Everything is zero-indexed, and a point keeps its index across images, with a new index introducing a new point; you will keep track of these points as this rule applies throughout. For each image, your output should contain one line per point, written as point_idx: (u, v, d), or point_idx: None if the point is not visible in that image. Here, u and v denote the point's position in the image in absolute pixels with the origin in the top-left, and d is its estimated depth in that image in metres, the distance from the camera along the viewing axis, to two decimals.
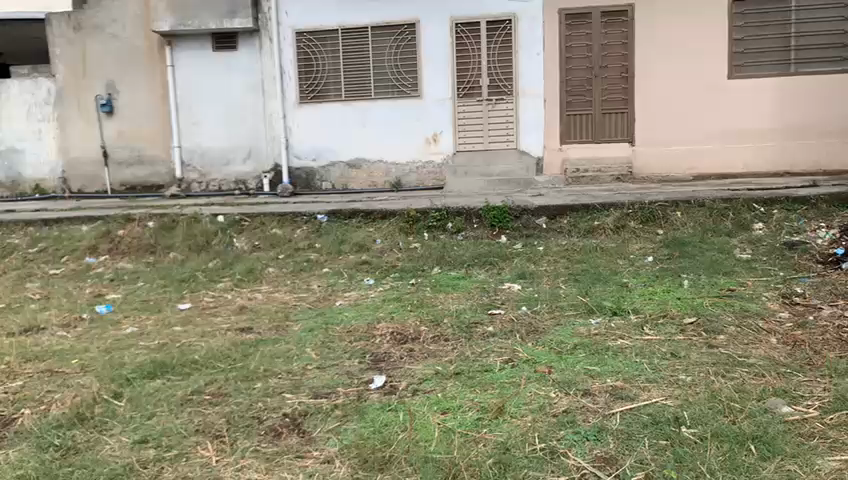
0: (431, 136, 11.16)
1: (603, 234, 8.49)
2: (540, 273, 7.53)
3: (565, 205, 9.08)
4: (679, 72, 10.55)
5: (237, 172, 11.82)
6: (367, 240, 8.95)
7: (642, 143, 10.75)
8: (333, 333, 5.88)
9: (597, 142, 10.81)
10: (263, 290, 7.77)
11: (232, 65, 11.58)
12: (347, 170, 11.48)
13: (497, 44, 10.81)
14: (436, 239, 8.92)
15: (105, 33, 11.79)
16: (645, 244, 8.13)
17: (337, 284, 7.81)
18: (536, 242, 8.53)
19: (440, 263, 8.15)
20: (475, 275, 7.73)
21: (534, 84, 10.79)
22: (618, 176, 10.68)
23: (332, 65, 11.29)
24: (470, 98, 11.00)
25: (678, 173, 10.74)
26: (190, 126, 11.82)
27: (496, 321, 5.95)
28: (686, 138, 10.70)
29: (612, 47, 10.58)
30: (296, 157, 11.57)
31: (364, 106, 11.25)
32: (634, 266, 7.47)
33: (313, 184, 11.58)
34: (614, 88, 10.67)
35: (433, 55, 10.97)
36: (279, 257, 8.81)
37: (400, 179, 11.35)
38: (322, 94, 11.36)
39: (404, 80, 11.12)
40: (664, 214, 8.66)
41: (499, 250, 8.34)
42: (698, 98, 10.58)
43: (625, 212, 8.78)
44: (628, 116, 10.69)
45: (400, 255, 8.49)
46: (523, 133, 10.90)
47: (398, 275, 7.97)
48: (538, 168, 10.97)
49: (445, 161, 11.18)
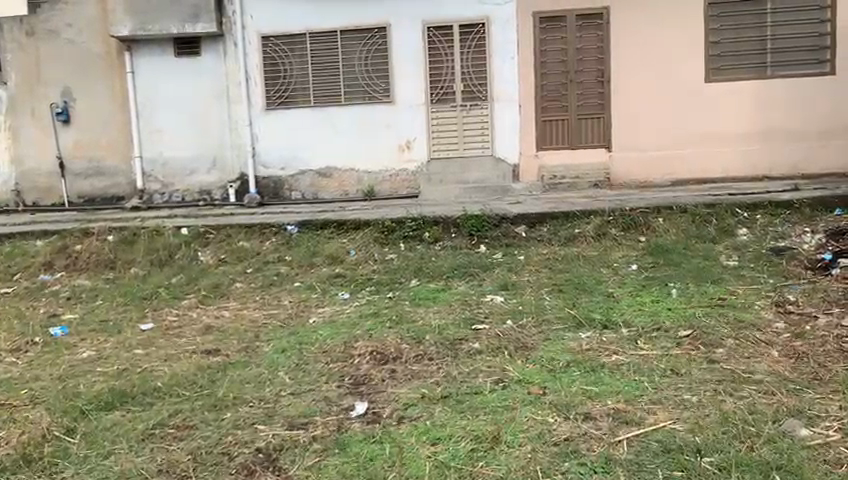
0: (404, 142, 10.83)
1: (585, 242, 8.21)
2: (523, 284, 7.21)
3: (544, 212, 8.80)
4: (655, 75, 10.36)
5: (201, 182, 11.34)
6: (340, 251, 8.56)
7: (620, 148, 10.52)
8: (307, 354, 5.48)
9: (574, 147, 10.56)
10: (231, 307, 7.35)
11: (195, 71, 11.12)
12: (317, 178, 11.07)
13: (470, 48, 10.53)
14: (412, 249, 8.57)
15: (60, 39, 11.26)
16: (628, 252, 7.87)
17: (310, 298, 7.41)
18: (516, 251, 8.23)
19: (417, 275, 7.80)
20: (455, 287, 7.38)
21: (509, 89, 10.52)
22: (595, 183, 10.45)
23: (300, 70, 10.90)
24: (443, 104, 10.69)
25: (657, 179, 10.53)
26: (152, 134, 11.32)
27: (481, 337, 5.62)
28: (664, 143, 10.51)
29: (587, 51, 10.38)
30: (264, 166, 11.14)
31: (334, 113, 10.88)
32: (618, 275, 7.19)
33: (282, 194, 11.15)
34: (590, 93, 10.45)
35: (405, 59, 10.65)
36: (247, 271, 8.38)
37: (372, 188, 10.97)
38: (290, 100, 10.96)
39: (375, 85, 10.77)
40: (645, 221, 8.43)
41: (479, 260, 8.02)
42: (675, 102, 10.41)
43: (606, 219, 8.52)
44: (605, 121, 10.47)
45: (375, 267, 8.12)
46: (499, 139, 10.62)
47: (374, 288, 7.59)
48: (514, 175, 10.67)
49: (418, 168, 10.85)
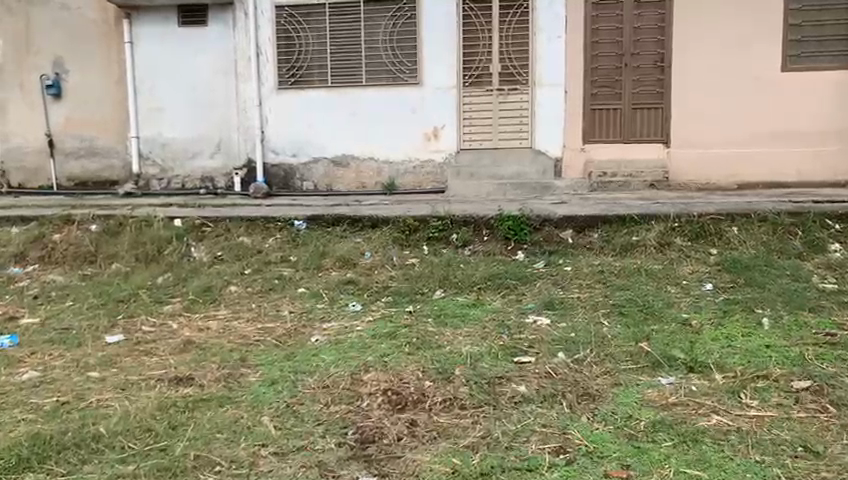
0: (431, 131, 9.56)
1: (644, 254, 6.91)
2: (573, 303, 5.93)
3: (595, 215, 7.44)
4: (724, 61, 9.00)
5: (203, 168, 10.15)
6: (354, 253, 7.32)
7: (679, 145, 9.18)
8: (302, 391, 4.23)
9: (626, 141, 9.23)
10: (221, 317, 6.13)
11: (200, 44, 9.92)
12: (332, 168, 9.85)
13: (511, 24, 9.23)
14: (438, 254, 7.30)
15: (53, 3, 10.12)
16: (697, 267, 6.57)
17: (314, 310, 6.19)
18: (562, 262, 6.94)
19: (443, 285, 6.54)
20: (490, 303, 6.15)
21: (554, 73, 9.21)
22: (652, 182, 9.10)
23: (317, 45, 9.67)
24: (477, 87, 9.40)
25: (721, 181, 9.16)
26: (150, 113, 10.14)
27: (529, 378, 4.31)
28: (731, 140, 9.14)
29: (646, 32, 9.04)
30: (273, 151, 9.93)
31: (353, 95, 9.64)
32: (692, 299, 5.89)
33: (292, 184, 9.94)
34: (647, 79, 9.11)
35: (436, 36, 9.36)
36: (245, 272, 7.16)
37: (394, 180, 9.71)
38: (306, 79, 9.75)
39: (401, 64, 9.51)
40: (717, 230, 7.09)
41: (517, 270, 6.75)
42: (746, 93, 9.04)
43: (671, 226, 7.18)
44: (663, 112, 9.14)
45: (393, 274, 6.88)
46: (539, 129, 9.32)
47: (391, 300, 6.36)
48: (557, 171, 9.36)
49: (447, 160, 9.57)
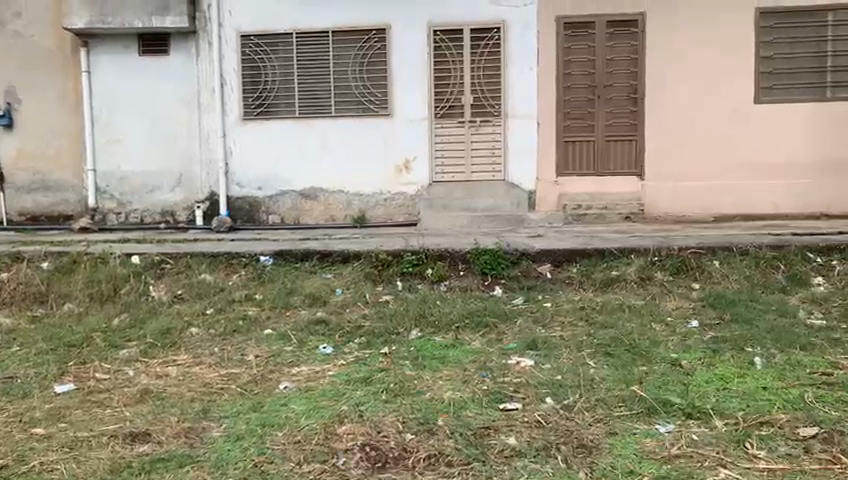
0: (402, 163, 9.31)
1: (626, 289, 6.69)
2: (557, 342, 5.66)
3: (574, 249, 7.21)
4: (696, 94, 8.96)
5: (164, 202, 9.73)
6: (323, 291, 6.97)
7: (654, 177, 9.07)
8: (270, 448, 3.88)
9: (601, 174, 9.07)
10: (182, 362, 5.71)
11: (161, 73, 9.56)
12: (300, 201, 9.51)
13: (483, 55, 9.07)
14: (412, 290, 6.98)
15: (6, 30, 9.69)
16: (681, 303, 6.37)
17: (283, 353, 5.80)
18: (541, 298, 6.68)
19: (419, 325, 6.22)
20: (470, 343, 5.84)
21: (526, 104, 9.06)
22: (627, 215, 8.97)
23: (284, 75, 9.38)
24: (449, 118, 9.18)
25: (696, 213, 9.06)
26: (108, 144, 9.71)
27: (518, 431, 4.01)
28: (704, 172, 9.06)
29: (619, 63, 8.96)
30: (238, 184, 9.57)
31: (322, 126, 9.36)
32: (679, 337, 5.67)
33: (258, 218, 9.57)
34: (621, 111, 9.01)
35: (406, 66, 9.16)
36: (207, 312, 6.75)
37: (364, 213, 9.41)
38: (272, 110, 9.44)
39: (371, 95, 9.27)
40: (698, 264, 6.92)
41: (495, 307, 6.46)
42: (718, 126, 9.00)
43: (651, 260, 6.99)
44: (637, 144, 9.02)
45: (366, 312, 6.54)
46: (512, 161, 9.13)
47: (364, 341, 6.00)
48: (531, 203, 9.16)
49: (418, 192, 9.31)
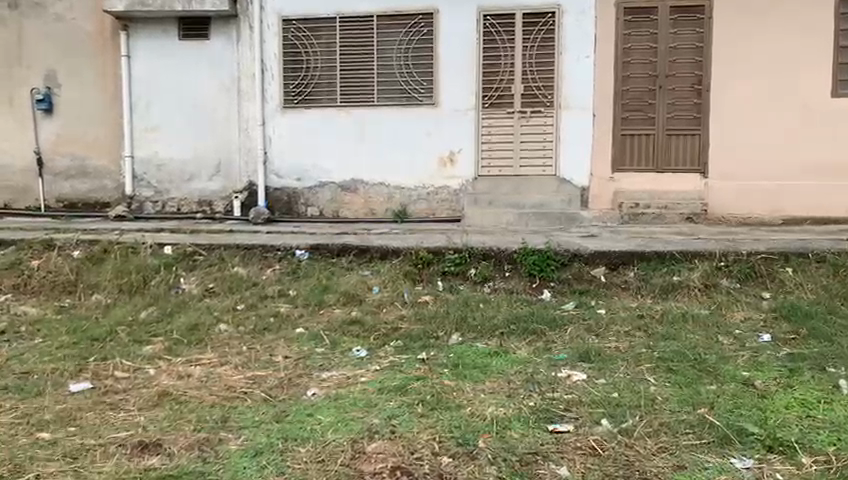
0: (447, 155, 8.84)
1: (687, 297, 6.13)
2: (613, 356, 5.15)
3: (631, 250, 6.65)
4: (768, 86, 8.28)
5: (201, 191, 9.45)
6: (359, 288, 6.55)
7: (718, 176, 8.42)
8: (290, 468, 3.53)
9: (660, 171, 8.47)
10: (206, 362, 5.36)
11: (201, 58, 9.27)
12: (340, 193, 9.12)
13: (536, 43, 8.54)
14: (454, 291, 6.51)
15: (48, 13, 9.53)
16: (750, 314, 5.78)
17: (314, 355, 5.41)
18: (594, 304, 6.16)
19: (461, 329, 5.76)
20: (515, 351, 5.36)
21: (581, 95, 8.50)
22: (689, 216, 8.34)
23: (326, 61, 9.00)
24: (498, 108, 8.68)
25: (764, 215, 8.38)
26: (146, 131, 9.47)
27: (574, 463, 3.55)
28: (774, 171, 8.37)
29: (683, 52, 8.33)
30: (276, 175, 9.23)
31: (364, 115, 8.95)
32: (750, 352, 5.10)
33: (296, 209, 9.22)
34: (684, 103, 8.39)
35: (453, 53, 8.68)
36: (237, 308, 6.40)
37: (406, 207, 8.97)
38: (313, 97, 9.06)
39: (415, 83, 8.82)
40: (769, 271, 6.29)
41: (544, 312, 5.96)
42: (792, 121, 8.30)
43: (716, 265, 6.38)
44: (700, 140, 8.40)
45: (404, 313, 6.10)
46: (564, 156, 8.58)
47: (401, 344, 5.58)
48: (583, 200, 8.61)
49: (463, 187, 8.83)
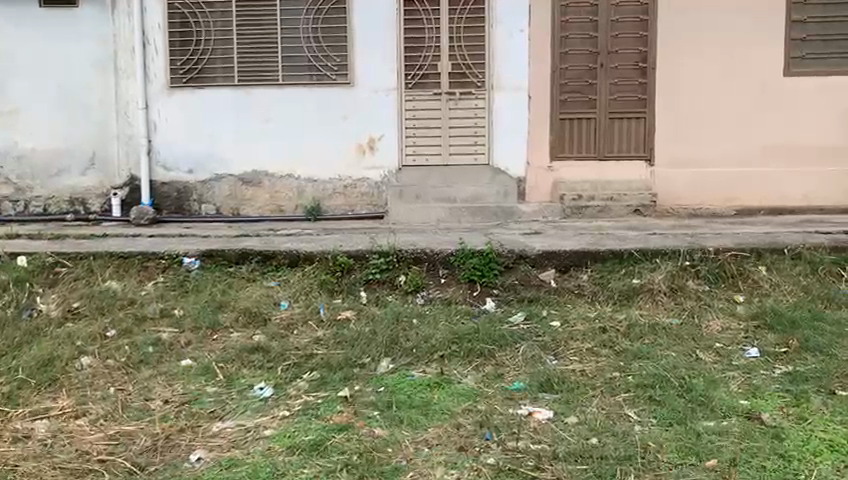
0: (364, 143, 7.71)
1: (653, 303, 5.23)
2: (581, 383, 4.17)
3: (584, 249, 5.71)
4: (716, 65, 7.57)
5: (72, 188, 7.93)
6: (264, 305, 5.35)
7: (665, 164, 7.67)
8: None
9: (603, 158, 7.66)
10: (58, 413, 4.06)
11: (68, 29, 7.73)
12: (241, 187, 7.83)
13: (464, 14, 7.50)
14: (380, 304, 5.39)
15: None
16: (728, 324, 4.96)
17: (204, 399, 4.21)
18: (546, 314, 5.18)
19: (390, 354, 4.68)
20: (460, 381, 4.32)
21: (515, 74, 7.53)
22: (637, 208, 7.46)
23: (221, 34, 7.69)
24: (423, 89, 7.62)
25: (714, 205, 7.68)
26: (1, 116, 7.85)
27: None
28: (724, 158, 7.69)
29: (625, 26, 7.53)
30: (163, 167, 7.85)
31: (268, 97, 7.70)
32: (742, 374, 4.25)
33: (189, 207, 7.87)
34: (627, 83, 7.59)
35: (370, 25, 7.54)
36: (107, 335, 5.08)
37: (319, 203, 7.78)
38: (206, 75, 7.74)
39: (327, 59, 7.64)
40: (741, 270, 5.49)
41: (490, 327, 4.92)
42: (742, 102, 7.62)
43: (682, 265, 5.53)
44: (645, 124, 7.63)
45: (320, 336, 4.95)
46: (499, 143, 7.61)
47: (317, 377, 4.44)
48: (520, 192, 7.65)
49: (385, 178, 7.73)
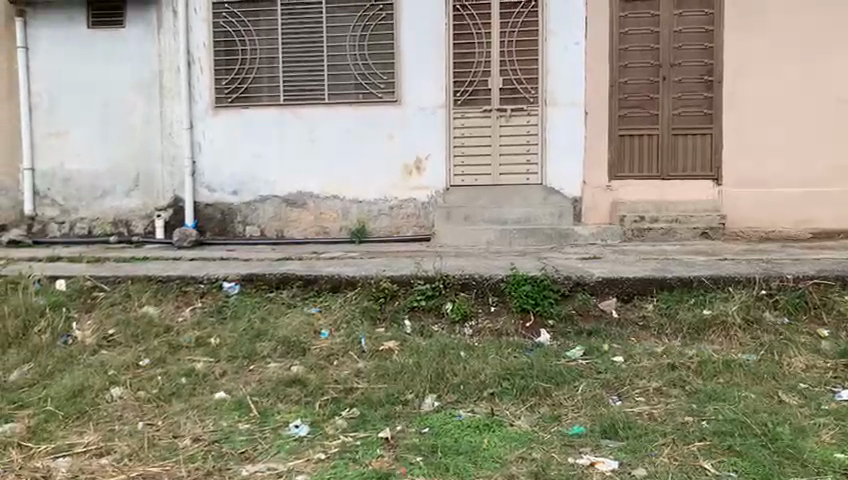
0: (412, 163, 7.40)
1: (726, 337, 4.75)
2: (648, 430, 3.73)
3: (648, 277, 5.25)
4: (788, 77, 7.05)
5: (117, 210, 7.83)
6: (303, 334, 5.04)
7: (734, 183, 7.15)
8: None
9: (666, 179, 7.20)
10: (81, 450, 3.81)
11: (115, 50, 7.68)
12: (284, 208, 7.61)
13: (516, 28, 7.17)
14: (425, 334, 5.03)
15: None
16: (813, 361, 4.44)
17: (236, 437, 3.91)
18: (608, 349, 4.73)
19: (436, 390, 4.31)
20: (513, 424, 3.92)
21: (571, 89, 7.15)
22: (704, 230, 6.96)
23: (266, 52, 7.53)
24: (473, 106, 7.30)
25: (788, 228, 7.11)
26: (49, 138, 7.83)
27: None
28: (798, 176, 7.14)
29: (688, 37, 7.08)
30: (207, 188, 7.69)
31: (314, 116, 7.48)
32: (834, 421, 3.74)
33: (232, 229, 7.68)
34: (691, 98, 7.13)
35: (419, 40, 7.26)
36: (141, 365, 4.85)
37: (365, 225, 7.49)
38: (251, 95, 7.57)
39: (373, 76, 7.39)
40: (824, 301, 4.96)
41: (546, 362, 4.51)
42: (817, 117, 7.08)
43: (757, 294, 5.04)
44: (711, 141, 7.14)
45: (361, 370, 4.62)
46: (553, 162, 7.22)
47: (357, 415, 4.10)
48: (576, 213, 7.23)
49: (433, 199, 7.40)
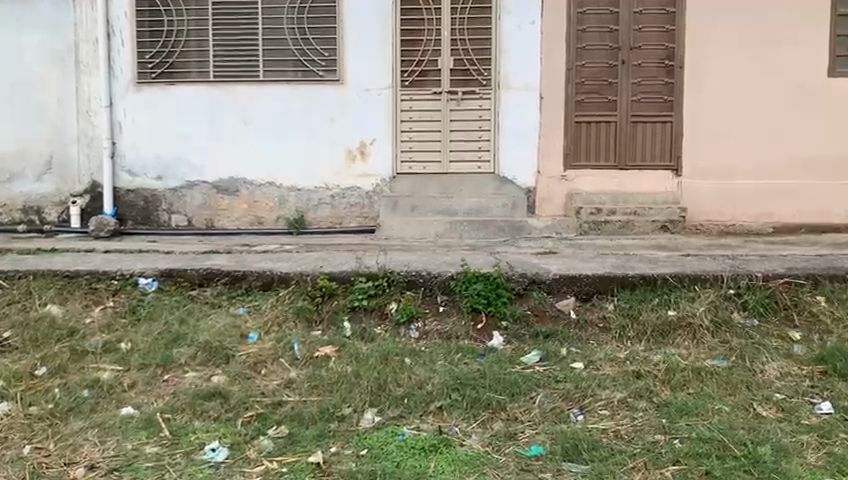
0: (355, 147, 6.85)
1: (694, 342, 4.37)
2: (616, 451, 3.30)
3: (609, 273, 4.83)
4: (750, 63, 6.72)
5: (26, 195, 7.06)
6: (228, 338, 4.47)
7: (692, 174, 6.83)
8: None
9: (623, 168, 6.83)
10: None
11: (23, 17, 6.88)
12: (215, 195, 6.97)
13: (468, 4, 6.69)
14: (367, 338, 4.51)
15: None
16: (787, 369, 4.08)
17: (140, 465, 3.33)
18: (566, 354, 4.29)
19: (377, 405, 3.80)
20: (463, 443, 3.45)
21: (525, 72, 6.69)
22: (663, 224, 6.59)
23: (195, 23, 6.85)
24: (421, 87, 6.80)
25: (748, 221, 6.82)
26: None
27: None
28: (757, 167, 6.83)
29: (649, 20, 6.71)
30: (128, 173, 6.99)
31: (247, 95, 6.85)
32: (817, 439, 3.38)
33: (157, 218, 7.01)
34: (650, 84, 6.76)
35: (363, 15, 6.71)
36: (36, 374, 4.19)
37: (303, 215, 6.91)
38: (178, 70, 6.89)
39: (313, 52, 6.79)
40: (794, 302, 4.63)
41: (500, 370, 4.04)
42: (779, 106, 6.77)
43: (725, 294, 4.67)
44: (670, 129, 6.80)
45: (292, 379, 4.07)
46: (506, 149, 6.78)
47: (285, 435, 3.57)
48: (529, 205, 6.81)
49: (378, 187, 6.87)
